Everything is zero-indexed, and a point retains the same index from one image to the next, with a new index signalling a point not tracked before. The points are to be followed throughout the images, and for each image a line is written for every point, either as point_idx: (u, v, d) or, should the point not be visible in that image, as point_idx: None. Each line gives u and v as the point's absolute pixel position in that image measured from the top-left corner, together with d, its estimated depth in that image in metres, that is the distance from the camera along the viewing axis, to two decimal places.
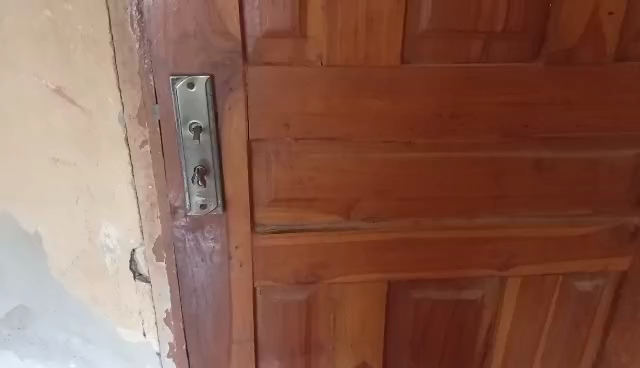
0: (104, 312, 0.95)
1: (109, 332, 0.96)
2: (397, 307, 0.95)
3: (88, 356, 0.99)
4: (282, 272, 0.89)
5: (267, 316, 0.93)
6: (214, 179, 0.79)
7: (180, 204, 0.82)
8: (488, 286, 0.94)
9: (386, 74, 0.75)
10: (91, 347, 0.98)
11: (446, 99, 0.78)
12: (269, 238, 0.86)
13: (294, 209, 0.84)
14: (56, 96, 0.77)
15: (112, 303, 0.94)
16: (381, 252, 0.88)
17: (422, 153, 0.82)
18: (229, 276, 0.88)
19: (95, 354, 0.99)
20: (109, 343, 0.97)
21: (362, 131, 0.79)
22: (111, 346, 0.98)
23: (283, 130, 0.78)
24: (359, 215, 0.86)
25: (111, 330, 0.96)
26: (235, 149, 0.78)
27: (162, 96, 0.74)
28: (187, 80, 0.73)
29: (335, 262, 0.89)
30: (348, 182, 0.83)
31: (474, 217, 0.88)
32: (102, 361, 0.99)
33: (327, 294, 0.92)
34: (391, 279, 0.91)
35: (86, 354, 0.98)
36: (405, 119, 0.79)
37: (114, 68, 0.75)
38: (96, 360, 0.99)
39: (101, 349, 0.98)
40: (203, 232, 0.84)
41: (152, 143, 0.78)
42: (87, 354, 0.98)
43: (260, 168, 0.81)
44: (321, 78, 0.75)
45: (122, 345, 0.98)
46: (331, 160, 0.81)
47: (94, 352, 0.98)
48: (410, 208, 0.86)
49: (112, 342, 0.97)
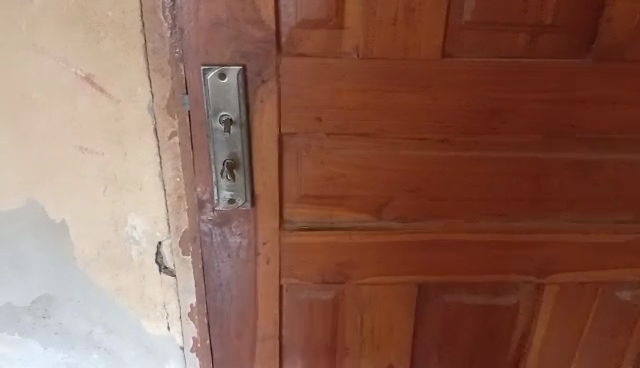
0: (128, 303, 0.93)
1: (132, 323, 0.95)
2: (426, 310, 0.92)
3: (111, 346, 0.98)
4: (308, 270, 0.86)
5: (292, 315, 0.91)
6: (243, 174, 0.77)
7: (208, 198, 0.79)
8: (523, 292, 0.90)
9: (425, 67, 0.72)
10: (115, 339, 0.97)
11: (487, 95, 0.74)
12: (297, 235, 0.83)
13: (323, 206, 0.82)
14: (85, 83, 0.75)
15: (136, 294, 0.93)
16: (411, 254, 0.85)
17: (458, 152, 0.78)
18: (255, 273, 0.86)
19: (119, 345, 0.98)
20: (132, 334, 0.97)
21: (396, 127, 0.76)
22: (134, 338, 0.97)
23: (314, 124, 0.75)
24: (391, 214, 0.83)
25: (135, 322, 0.95)
26: (266, 142, 0.76)
27: (193, 87, 0.72)
28: (219, 70, 0.70)
29: (364, 262, 0.86)
30: (380, 180, 0.80)
31: (511, 219, 0.84)
32: (125, 352, 0.98)
33: (354, 295, 0.89)
34: (421, 281, 0.88)
35: (110, 344, 0.97)
36: (442, 116, 0.75)
37: (144, 57, 0.73)
38: (119, 351, 0.98)
39: (125, 340, 0.97)
40: (230, 228, 0.82)
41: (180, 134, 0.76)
42: (110, 345, 0.97)
43: (290, 163, 0.78)
44: (356, 70, 0.72)
45: (146, 336, 0.97)
46: (362, 156, 0.78)
47: (117, 342, 0.97)
48: (444, 208, 0.82)
49: (136, 334, 0.96)
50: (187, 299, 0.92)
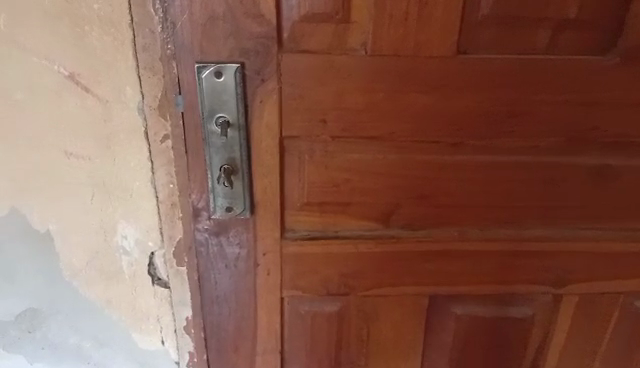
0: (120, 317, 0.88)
1: (124, 337, 0.90)
2: (436, 323, 0.87)
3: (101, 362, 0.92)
4: (311, 282, 0.81)
5: (293, 328, 0.85)
6: (242, 180, 0.71)
7: (203, 206, 0.74)
8: (539, 304, 0.85)
9: (439, 65, 0.66)
10: (106, 353, 0.91)
11: (505, 95, 0.69)
12: (299, 245, 0.77)
13: (328, 214, 0.76)
14: (70, 83, 0.69)
15: (127, 307, 0.87)
16: (421, 264, 0.80)
17: (473, 155, 0.73)
18: (254, 285, 0.81)
19: (110, 359, 0.92)
20: (123, 349, 0.91)
21: (406, 130, 0.70)
22: (126, 352, 0.91)
23: (318, 127, 0.69)
24: (400, 222, 0.77)
25: (128, 336, 0.90)
26: (266, 146, 0.70)
27: (186, 86, 0.66)
28: (214, 68, 0.65)
29: (370, 273, 0.80)
30: (389, 186, 0.74)
31: (528, 227, 0.79)
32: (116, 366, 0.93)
33: (360, 307, 0.84)
34: (432, 293, 0.83)
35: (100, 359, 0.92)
36: (456, 118, 0.70)
37: (134, 54, 0.68)
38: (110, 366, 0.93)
39: (116, 355, 0.92)
40: (228, 237, 0.76)
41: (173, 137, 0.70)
42: (101, 360, 0.92)
43: (292, 168, 0.73)
44: (364, 68, 0.66)
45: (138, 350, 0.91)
46: (369, 161, 0.72)
47: (109, 357, 0.92)
48: (457, 216, 0.77)
49: (128, 348, 0.91)
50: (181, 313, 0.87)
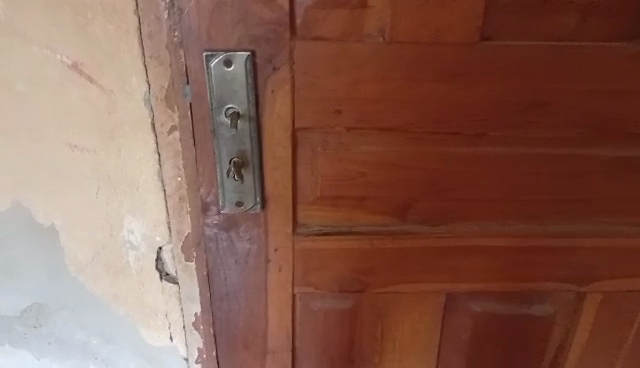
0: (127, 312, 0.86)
1: (131, 332, 0.88)
2: (453, 321, 0.83)
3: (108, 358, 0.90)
4: (324, 278, 0.78)
5: (305, 325, 0.83)
6: (252, 173, 0.68)
7: (212, 200, 0.71)
8: (560, 301, 0.82)
9: (460, 53, 0.63)
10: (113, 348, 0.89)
11: (530, 85, 0.65)
12: (311, 241, 0.75)
13: (342, 209, 0.73)
14: (73, 73, 0.66)
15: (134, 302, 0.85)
16: (438, 260, 0.77)
17: (495, 148, 0.69)
18: (265, 281, 0.78)
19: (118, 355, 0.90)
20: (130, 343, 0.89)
21: (425, 121, 0.67)
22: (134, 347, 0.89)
23: (332, 118, 0.66)
24: (417, 217, 0.74)
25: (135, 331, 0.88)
26: (277, 138, 0.67)
27: (194, 76, 0.63)
28: (223, 56, 0.62)
29: (386, 269, 0.77)
30: (406, 180, 0.71)
31: (551, 223, 0.75)
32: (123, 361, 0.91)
33: (375, 304, 0.81)
34: (449, 290, 0.80)
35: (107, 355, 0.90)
36: (477, 108, 0.66)
37: (139, 42, 0.65)
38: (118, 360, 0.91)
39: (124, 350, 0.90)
40: (238, 232, 0.74)
41: (181, 129, 0.67)
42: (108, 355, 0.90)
43: (305, 161, 0.69)
44: (381, 56, 0.63)
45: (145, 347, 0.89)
46: (385, 154, 0.69)
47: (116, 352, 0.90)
48: (476, 210, 0.74)
49: (135, 343, 0.89)
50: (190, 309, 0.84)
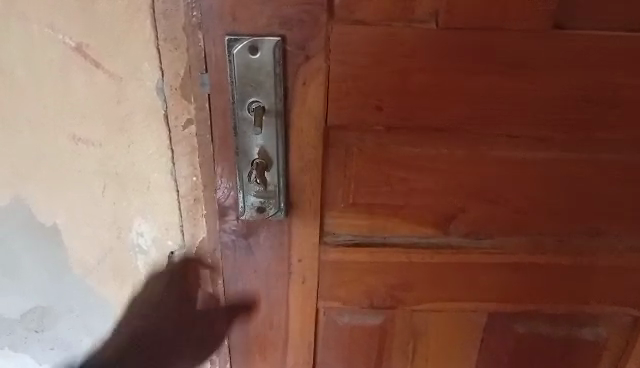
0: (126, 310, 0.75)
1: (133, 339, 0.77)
2: (494, 342, 0.75)
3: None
4: (352, 292, 0.70)
5: (329, 341, 0.75)
6: (277, 176, 0.60)
7: (231, 204, 0.63)
8: (616, 325, 0.73)
9: (526, 42, 0.54)
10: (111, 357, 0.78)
11: (605, 82, 0.56)
12: (341, 252, 0.67)
13: (377, 217, 0.65)
14: (76, 56, 0.58)
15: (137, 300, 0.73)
16: (481, 276, 0.69)
17: (557, 153, 0.60)
18: (286, 294, 0.70)
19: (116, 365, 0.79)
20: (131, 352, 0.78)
21: (477, 121, 0.58)
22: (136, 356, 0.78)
23: (372, 115, 0.57)
24: (461, 228, 0.65)
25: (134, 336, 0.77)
26: (307, 137, 0.59)
27: (214, 64, 0.55)
28: (249, 42, 0.53)
29: (422, 284, 0.69)
30: (452, 188, 0.62)
31: (614, 238, 0.66)
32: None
33: (407, 322, 0.73)
34: (491, 309, 0.71)
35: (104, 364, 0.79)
36: (540, 108, 0.57)
37: (152, 22, 0.56)
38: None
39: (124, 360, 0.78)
40: (258, 240, 0.66)
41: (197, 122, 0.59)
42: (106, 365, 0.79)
43: (337, 163, 0.61)
44: (432, 44, 0.54)
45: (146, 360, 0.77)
46: (430, 157, 0.61)
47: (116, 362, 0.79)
48: (530, 223, 0.65)
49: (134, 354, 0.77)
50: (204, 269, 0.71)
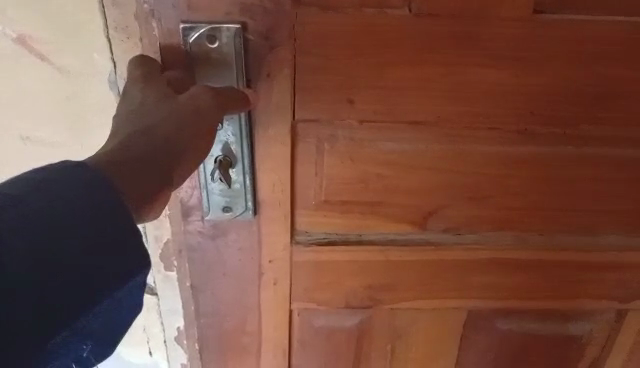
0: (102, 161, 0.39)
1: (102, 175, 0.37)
2: (476, 340, 0.72)
3: (77, 319, 0.35)
4: (328, 292, 0.67)
5: (305, 343, 0.72)
6: (243, 175, 0.56)
7: (196, 204, 0.59)
8: (600, 320, 0.71)
9: (508, 29, 0.50)
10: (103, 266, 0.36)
11: (589, 72, 0.53)
12: (314, 252, 0.63)
13: (351, 215, 0.61)
14: (21, 50, 0.53)
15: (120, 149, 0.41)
16: (463, 273, 0.66)
17: (540, 147, 0.57)
18: (259, 297, 0.66)
19: (80, 317, 0.35)
20: (101, 238, 0.36)
21: (456, 114, 0.55)
22: (122, 221, 0.36)
23: (345, 109, 0.54)
24: (441, 225, 0.62)
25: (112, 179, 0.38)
26: (273, 132, 0.55)
27: (171, 55, 0.50)
28: (206, 30, 0.49)
29: (401, 283, 0.66)
30: (433, 183, 0.59)
31: (599, 232, 0.64)
32: (102, 322, 0.37)
33: (386, 321, 0.70)
34: (473, 306, 0.69)
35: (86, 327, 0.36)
36: (522, 100, 0.54)
37: (100, 12, 0.51)
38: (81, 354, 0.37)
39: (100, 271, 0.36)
40: (226, 241, 0.62)
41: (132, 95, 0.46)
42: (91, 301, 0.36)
43: (307, 159, 0.57)
44: (407, 34, 0.50)
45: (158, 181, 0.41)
46: (407, 152, 0.57)
47: (84, 302, 0.35)
48: (513, 217, 0.62)
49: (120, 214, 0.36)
50: (202, 91, 0.45)
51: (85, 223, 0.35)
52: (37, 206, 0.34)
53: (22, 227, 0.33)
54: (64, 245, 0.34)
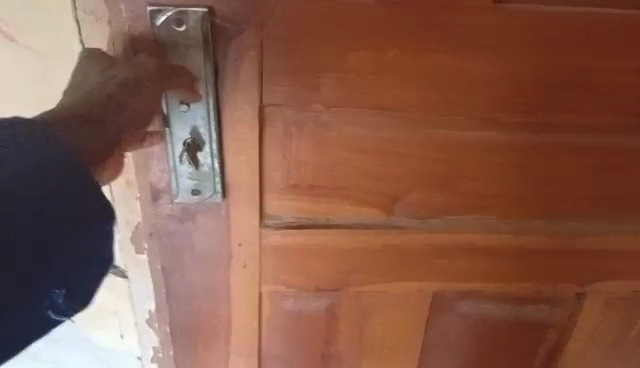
0: (81, 143, 0.42)
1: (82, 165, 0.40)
2: (441, 322, 0.75)
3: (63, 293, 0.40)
4: (296, 275, 0.68)
5: (275, 326, 0.73)
6: (211, 158, 0.57)
7: (165, 187, 0.60)
8: (560, 303, 0.73)
9: (475, 19, 0.52)
10: (81, 252, 0.40)
11: (548, 60, 0.54)
12: (283, 236, 0.64)
13: (319, 199, 0.62)
14: None
15: (96, 128, 0.44)
16: (429, 256, 0.67)
17: (501, 134, 0.59)
18: (228, 280, 0.68)
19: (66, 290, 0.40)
20: (80, 227, 0.39)
21: (420, 100, 0.56)
22: (100, 213, 0.40)
23: (311, 94, 0.55)
24: (406, 210, 0.64)
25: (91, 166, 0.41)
26: (241, 116, 0.56)
27: (138, 38, 0.50)
28: (174, 13, 0.49)
29: (367, 266, 0.68)
30: (398, 168, 0.61)
31: (559, 217, 0.66)
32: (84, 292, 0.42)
33: (354, 304, 0.71)
34: (438, 289, 0.71)
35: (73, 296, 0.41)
36: (484, 87, 0.56)
37: None
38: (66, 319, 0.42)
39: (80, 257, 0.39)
40: (195, 224, 0.63)
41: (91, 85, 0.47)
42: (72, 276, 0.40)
43: (274, 144, 0.58)
44: (370, 21, 0.51)
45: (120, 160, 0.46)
46: (372, 138, 0.58)
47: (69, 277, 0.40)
48: (476, 202, 0.64)
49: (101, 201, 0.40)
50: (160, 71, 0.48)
51: (69, 211, 0.38)
52: (28, 195, 0.36)
53: (17, 216, 0.36)
54: (51, 231, 0.37)
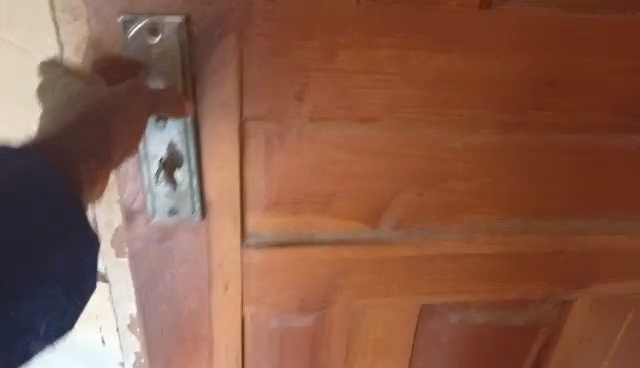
0: (79, 144, 0.39)
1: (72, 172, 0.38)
2: (427, 335, 0.73)
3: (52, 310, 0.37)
4: (278, 294, 0.65)
5: (256, 349, 0.69)
6: (189, 175, 0.54)
7: (139, 207, 0.56)
8: (546, 311, 0.72)
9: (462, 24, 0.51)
10: (80, 258, 0.37)
11: (530, 64, 0.54)
12: (264, 254, 0.62)
13: (301, 214, 0.60)
14: None
15: (93, 130, 0.40)
16: (414, 268, 0.66)
17: (486, 141, 0.58)
18: (208, 303, 0.64)
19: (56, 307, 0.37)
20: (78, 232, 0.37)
21: (402, 108, 0.55)
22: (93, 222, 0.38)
23: (291, 104, 0.53)
24: (391, 222, 0.62)
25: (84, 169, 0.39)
26: (221, 131, 0.53)
27: (108, 51, 0.48)
28: (147, 24, 0.47)
29: (352, 281, 0.66)
30: (382, 179, 0.59)
31: (543, 223, 0.65)
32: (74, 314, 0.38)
33: (338, 322, 0.69)
34: (424, 302, 0.69)
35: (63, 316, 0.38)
36: (467, 93, 0.55)
37: None
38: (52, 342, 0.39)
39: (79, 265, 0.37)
40: (172, 245, 0.59)
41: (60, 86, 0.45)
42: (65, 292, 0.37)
43: (255, 160, 0.56)
44: (352, 26, 0.50)
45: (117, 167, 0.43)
46: (355, 148, 0.57)
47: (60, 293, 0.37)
48: (461, 211, 0.62)
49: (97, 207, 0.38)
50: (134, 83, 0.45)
51: (67, 212, 0.36)
52: (28, 195, 0.35)
53: (17, 216, 0.34)
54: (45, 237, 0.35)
